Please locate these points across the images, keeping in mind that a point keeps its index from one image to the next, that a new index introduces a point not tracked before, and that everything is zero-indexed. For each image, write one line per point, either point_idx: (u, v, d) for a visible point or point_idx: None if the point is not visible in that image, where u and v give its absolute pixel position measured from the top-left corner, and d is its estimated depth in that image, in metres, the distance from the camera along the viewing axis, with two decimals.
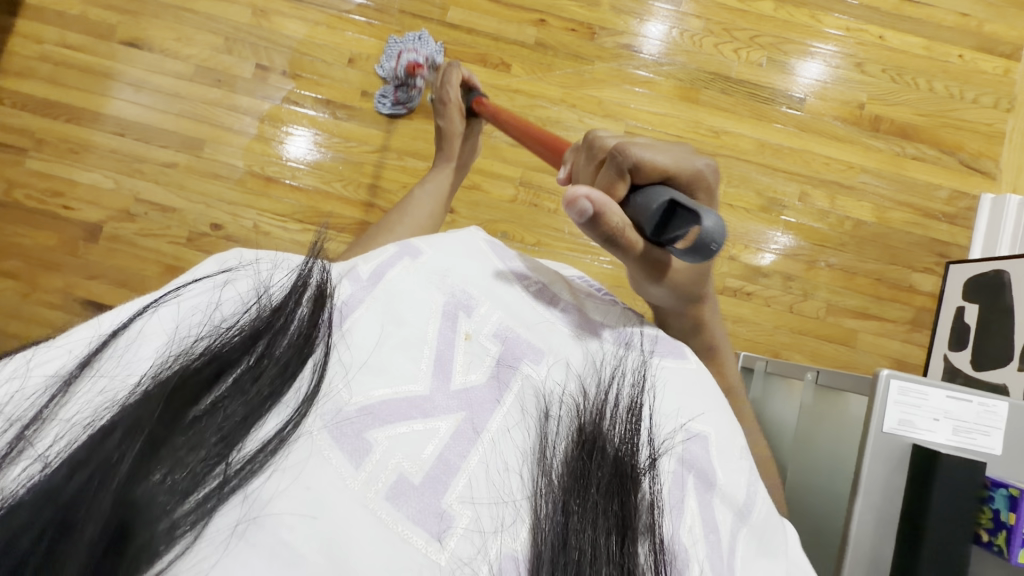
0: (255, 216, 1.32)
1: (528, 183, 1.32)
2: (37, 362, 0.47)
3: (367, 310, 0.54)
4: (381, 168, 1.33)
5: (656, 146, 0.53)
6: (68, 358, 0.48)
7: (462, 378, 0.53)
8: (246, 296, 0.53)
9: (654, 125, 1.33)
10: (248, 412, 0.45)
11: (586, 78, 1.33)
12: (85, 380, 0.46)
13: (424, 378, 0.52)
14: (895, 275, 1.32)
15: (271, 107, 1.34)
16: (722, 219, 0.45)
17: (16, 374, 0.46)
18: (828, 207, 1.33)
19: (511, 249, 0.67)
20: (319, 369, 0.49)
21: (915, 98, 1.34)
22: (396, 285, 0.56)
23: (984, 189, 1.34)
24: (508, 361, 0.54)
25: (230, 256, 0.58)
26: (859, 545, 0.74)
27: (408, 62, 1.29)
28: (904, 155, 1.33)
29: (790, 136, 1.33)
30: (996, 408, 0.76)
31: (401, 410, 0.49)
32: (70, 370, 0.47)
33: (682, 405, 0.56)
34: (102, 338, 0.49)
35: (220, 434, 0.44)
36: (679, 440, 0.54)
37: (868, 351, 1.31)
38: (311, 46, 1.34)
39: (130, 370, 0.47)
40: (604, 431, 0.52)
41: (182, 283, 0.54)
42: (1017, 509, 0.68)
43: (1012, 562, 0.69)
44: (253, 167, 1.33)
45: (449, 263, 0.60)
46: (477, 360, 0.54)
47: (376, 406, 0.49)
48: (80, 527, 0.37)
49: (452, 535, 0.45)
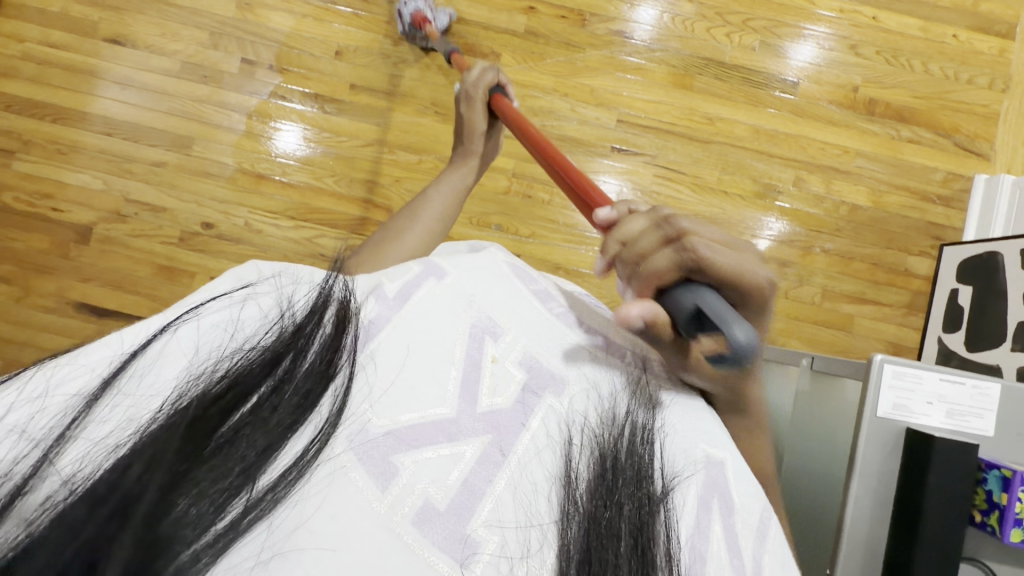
0: (247, 214, 1.31)
1: (521, 175, 1.31)
2: (57, 382, 0.47)
3: (393, 328, 0.56)
4: (373, 163, 1.32)
5: (723, 247, 0.46)
6: (90, 379, 0.48)
7: (488, 401, 0.55)
8: (268, 315, 0.54)
9: (648, 113, 1.32)
10: (268, 442, 0.45)
11: (578, 66, 1.32)
12: (108, 399, 0.46)
13: (452, 401, 0.54)
14: (891, 259, 1.32)
15: (259, 102, 1.32)
16: (755, 335, 0.38)
17: (38, 395, 0.46)
18: (823, 191, 1.32)
19: (531, 271, 0.70)
20: (342, 395, 0.50)
21: (910, 80, 1.33)
22: (421, 305, 0.59)
23: (980, 171, 1.34)
24: (531, 385, 0.57)
25: (247, 272, 0.60)
26: (855, 529, 0.76)
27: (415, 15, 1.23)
28: (899, 138, 1.33)
29: (785, 121, 1.32)
30: (989, 390, 0.76)
31: (428, 434, 0.51)
32: (91, 391, 0.47)
33: (694, 428, 0.57)
34: (124, 358, 0.49)
35: (244, 464, 0.43)
36: (700, 468, 0.55)
37: (865, 335, 1.32)
38: (299, 39, 1.32)
39: (153, 392, 0.47)
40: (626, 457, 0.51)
41: (202, 301, 0.55)
42: (1009, 489, 0.69)
43: (1005, 541, 0.70)
44: (244, 164, 1.32)
45: (473, 287, 0.63)
46: (503, 382, 0.57)
47: (403, 431, 0.51)
48: (103, 566, 0.35)
49: (477, 561, 0.46)
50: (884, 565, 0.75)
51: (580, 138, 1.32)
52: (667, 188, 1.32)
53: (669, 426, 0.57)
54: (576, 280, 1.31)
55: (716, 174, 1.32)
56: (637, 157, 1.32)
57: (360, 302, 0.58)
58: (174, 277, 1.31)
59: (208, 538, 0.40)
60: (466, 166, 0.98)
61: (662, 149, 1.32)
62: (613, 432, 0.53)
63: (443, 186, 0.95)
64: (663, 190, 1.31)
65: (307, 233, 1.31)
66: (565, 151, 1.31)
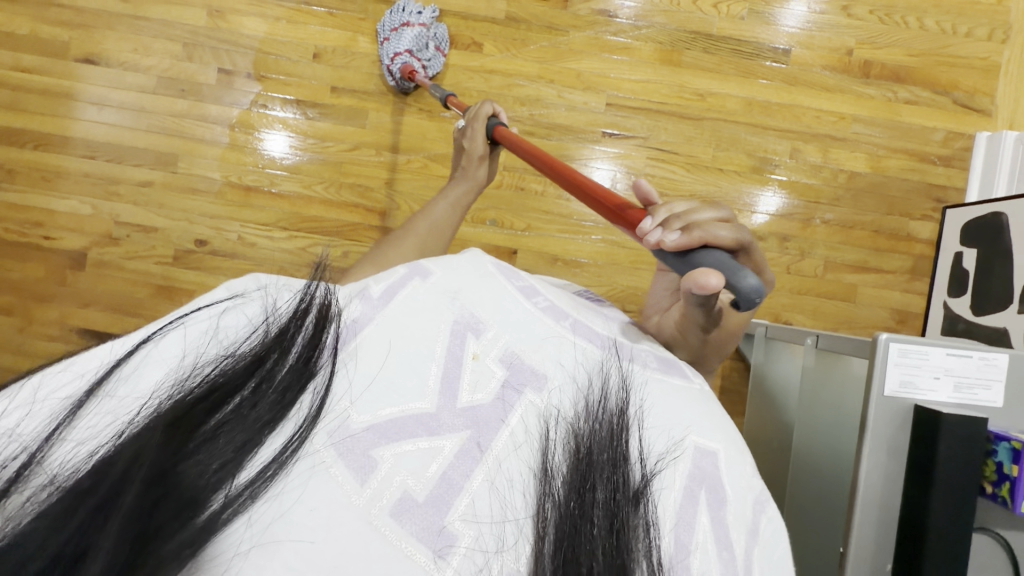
0: (239, 228, 1.30)
1: (511, 167, 1.29)
2: (47, 388, 0.48)
3: (376, 327, 0.56)
4: (360, 166, 1.29)
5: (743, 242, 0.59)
6: (76, 383, 0.49)
7: (469, 397, 0.53)
8: (250, 320, 0.54)
9: (638, 94, 1.29)
10: (247, 439, 0.45)
11: (562, 50, 1.28)
12: (94, 404, 0.47)
13: (432, 396, 0.53)
14: (893, 224, 1.30)
15: (240, 112, 1.29)
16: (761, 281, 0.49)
17: (29, 400, 0.47)
18: (821, 161, 1.29)
19: (517, 270, 0.67)
20: (322, 390, 0.50)
21: (905, 38, 1.28)
22: (407, 304, 0.58)
23: (981, 127, 1.29)
24: (515, 374, 0.55)
25: (239, 282, 0.59)
26: (867, 500, 0.76)
27: (404, 65, 1.22)
28: (896, 100, 1.29)
29: (778, 92, 1.29)
30: (996, 360, 0.75)
31: (407, 427, 0.50)
32: (76, 398, 0.47)
33: (679, 414, 0.56)
34: (111, 364, 0.50)
35: (222, 461, 0.43)
36: (690, 453, 0.53)
37: (869, 304, 1.31)
38: (274, 44, 1.28)
39: (138, 392, 0.48)
40: (605, 444, 0.50)
41: (190, 310, 0.55)
42: (1019, 461, 0.69)
43: (1016, 511, 0.70)
44: (231, 178, 1.30)
45: (459, 284, 0.62)
46: (483, 379, 0.55)
47: (385, 425, 0.50)
48: (86, 564, 0.37)
49: (454, 553, 0.45)
50: (897, 532, 0.76)
51: (569, 125, 1.29)
52: (661, 170, 1.29)
53: (655, 415, 0.55)
54: (574, 270, 1.30)
55: (710, 151, 1.29)
56: (630, 141, 1.29)
57: (344, 304, 0.57)
58: (173, 297, 1.31)
59: (184, 535, 0.39)
60: (467, 185, 0.95)
61: (654, 130, 1.29)
62: (588, 423, 0.51)
63: (449, 201, 0.94)
64: (658, 171, 1.29)
65: (301, 242, 1.30)
66: (554, 140, 1.29)
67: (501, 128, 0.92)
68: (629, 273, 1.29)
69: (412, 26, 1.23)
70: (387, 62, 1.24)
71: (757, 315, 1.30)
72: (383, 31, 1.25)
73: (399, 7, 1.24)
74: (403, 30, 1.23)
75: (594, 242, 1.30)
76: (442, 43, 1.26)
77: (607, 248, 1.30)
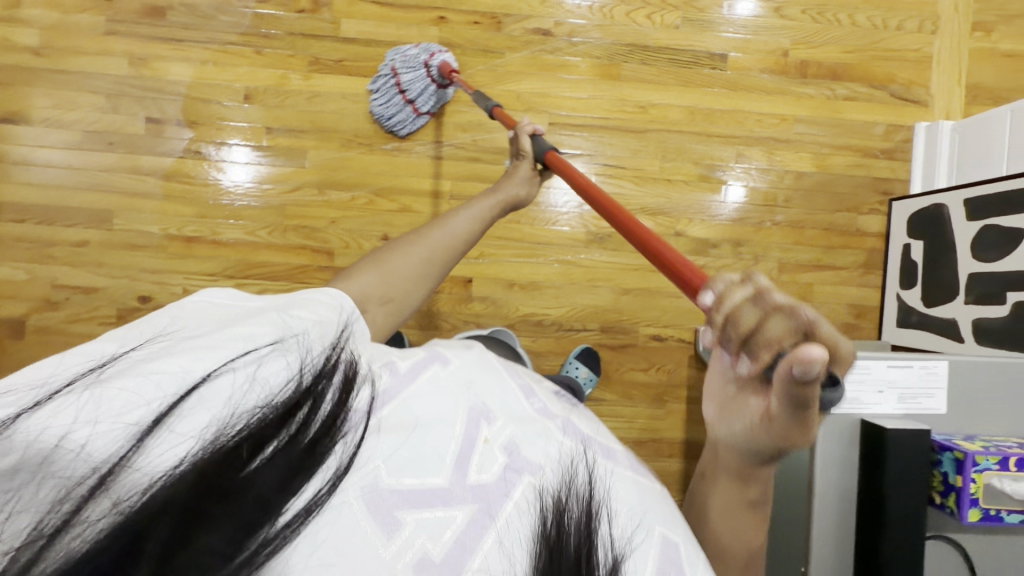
0: (183, 280, 1.26)
1: (459, 196, 1.26)
2: (102, 405, 0.33)
3: (408, 398, 0.42)
4: (304, 207, 1.26)
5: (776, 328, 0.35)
6: (148, 387, 0.35)
7: (477, 476, 0.38)
8: (294, 356, 0.40)
9: (580, 111, 1.27)
10: (279, 485, 0.31)
11: (500, 73, 1.26)
12: (157, 440, 0.32)
13: (448, 468, 0.38)
14: (843, 221, 1.30)
15: (173, 161, 1.25)
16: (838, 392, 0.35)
17: (78, 415, 0.33)
18: (767, 163, 1.29)
19: (520, 369, 0.55)
20: (354, 447, 0.35)
21: (839, 35, 1.29)
22: (435, 381, 0.45)
23: (919, 117, 1.30)
24: (517, 457, 0.40)
25: (293, 326, 0.45)
26: (823, 511, 0.76)
27: (438, 71, 1.18)
28: (836, 97, 1.30)
29: (718, 98, 1.28)
30: (936, 367, 0.75)
31: (424, 495, 0.36)
32: (140, 410, 0.33)
33: (635, 506, 0.41)
34: (190, 389, 0.35)
35: (257, 505, 0.29)
36: (653, 539, 0.39)
37: (827, 302, 1.30)
38: (203, 88, 1.25)
39: (196, 427, 0.33)
40: (589, 519, 0.35)
41: (261, 338, 0.42)
42: (963, 472, 0.68)
43: (963, 521, 0.69)
44: (170, 230, 1.26)
45: (484, 372, 0.49)
46: (488, 458, 0.39)
47: (421, 488, 0.36)
48: None
49: None
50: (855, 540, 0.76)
51: None
52: (608, 185, 1.28)
53: (614, 496, 0.40)
54: (531, 294, 1.28)
55: (657, 163, 1.28)
56: (576, 159, 1.28)
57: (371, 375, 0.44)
58: None
59: None
60: (501, 198, 0.91)
61: (598, 147, 1.28)
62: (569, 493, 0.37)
63: (470, 215, 0.85)
64: (607, 187, 1.28)
65: (250, 290, 1.26)
66: (499, 164, 1.27)
67: (551, 151, 0.95)
68: (586, 292, 1.28)
69: (393, 83, 1.22)
70: (436, 96, 1.22)
71: None
72: (414, 120, 1.24)
73: (374, 102, 1.24)
74: (405, 92, 1.21)
75: (550, 263, 1.28)
76: (399, 54, 1.21)
77: (564, 269, 1.28)
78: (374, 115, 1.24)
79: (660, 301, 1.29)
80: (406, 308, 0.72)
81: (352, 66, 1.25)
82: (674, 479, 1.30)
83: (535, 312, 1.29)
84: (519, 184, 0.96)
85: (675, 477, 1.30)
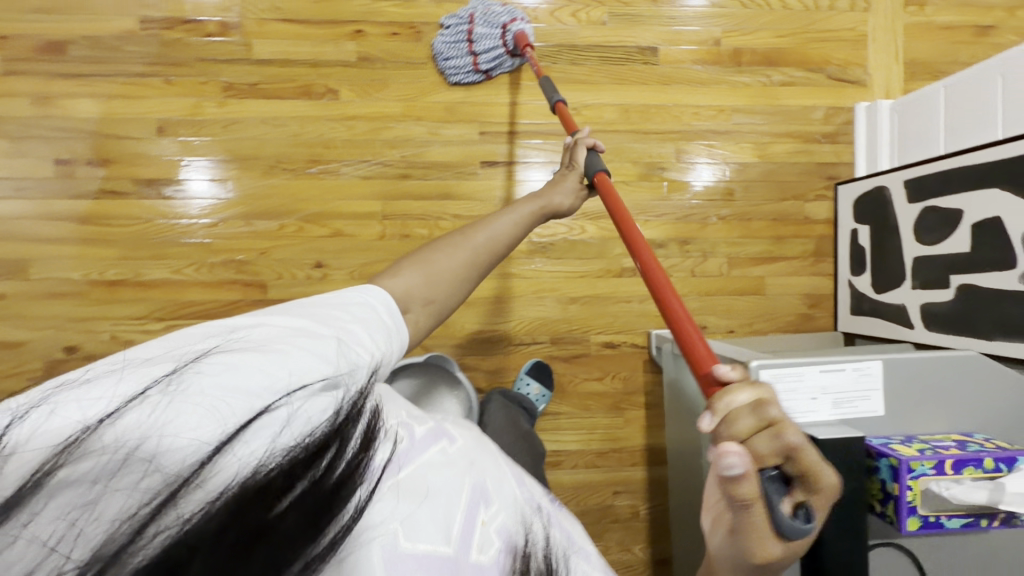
0: (110, 326, 1.20)
1: (392, 216, 1.21)
2: (167, 414, 0.33)
3: (420, 467, 0.45)
4: (231, 239, 1.21)
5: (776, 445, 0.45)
6: (222, 406, 0.34)
7: (475, 557, 0.42)
8: (338, 397, 0.39)
9: (511, 117, 1.23)
10: (306, 524, 0.32)
11: (425, 84, 1.21)
12: (223, 457, 0.31)
13: (451, 540, 0.41)
14: (789, 210, 1.27)
15: (89, 203, 1.19)
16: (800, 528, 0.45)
17: (150, 418, 0.32)
18: (708, 157, 1.26)
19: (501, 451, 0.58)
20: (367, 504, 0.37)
21: (770, 20, 1.25)
22: (443, 457, 0.48)
23: (859, 98, 1.27)
24: (510, 542, 0.45)
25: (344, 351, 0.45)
26: None
27: (516, 36, 1.14)
28: (772, 84, 1.26)
29: (652, 93, 1.24)
30: (871, 369, 0.72)
31: (434, 562, 0.39)
32: (213, 425, 0.33)
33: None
34: (252, 412, 0.34)
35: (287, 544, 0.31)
36: None
37: (780, 294, 1.27)
38: (115, 124, 1.19)
39: (253, 449, 0.32)
40: None
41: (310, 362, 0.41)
42: (899, 480, 0.65)
43: (903, 531, 0.66)
44: (91, 275, 1.20)
45: (481, 455, 0.53)
46: (484, 539, 0.44)
47: (426, 554, 0.39)
48: None
49: None
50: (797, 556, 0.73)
51: (445, 161, 1.22)
52: None
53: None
54: (476, 311, 1.24)
55: None
56: (513, 167, 1.23)
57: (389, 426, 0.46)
58: None
59: None
60: (541, 203, 0.84)
61: (533, 153, 1.23)
62: None
63: (511, 217, 0.78)
64: None
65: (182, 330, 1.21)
66: (432, 179, 1.21)
67: (598, 173, 0.90)
68: (533, 304, 1.24)
69: (470, 35, 1.16)
70: (501, 60, 1.17)
71: None
72: (469, 73, 1.19)
73: (441, 49, 1.18)
74: (473, 42, 1.16)
75: (493, 278, 1.24)
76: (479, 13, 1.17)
77: (508, 282, 1.24)
78: (434, 51, 1.19)
79: (609, 307, 1.25)
80: (445, 311, 0.66)
81: (269, 89, 1.20)
82: (639, 488, 1.26)
83: (482, 329, 1.24)
84: (560, 197, 0.89)
85: (641, 486, 1.26)
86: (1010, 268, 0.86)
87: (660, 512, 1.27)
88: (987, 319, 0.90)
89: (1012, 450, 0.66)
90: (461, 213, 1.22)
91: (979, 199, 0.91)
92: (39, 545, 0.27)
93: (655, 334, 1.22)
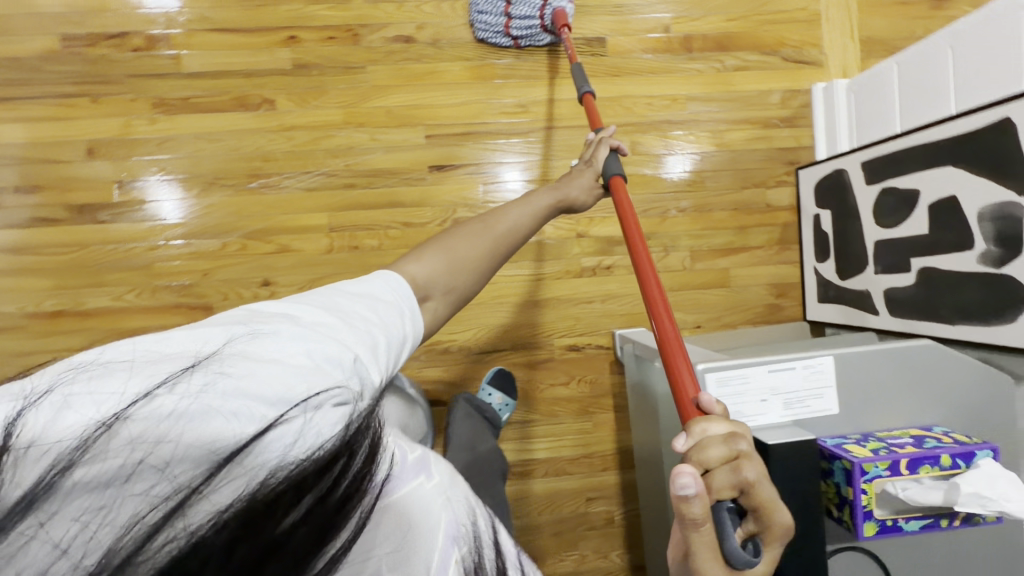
0: (51, 360, 1.15)
1: (340, 227, 1.17)
2: (178, 410, 0.30)
3: (395, 497, 0.35)
4: (173, 261, 1.16)
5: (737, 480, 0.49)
6: (240, 409, 0.33)
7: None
8: (351, 406, 0.36)
9: (457, 118, 1.18)
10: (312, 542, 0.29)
11: (365, 89, 1.17)
12: (236, 463, 0.29)
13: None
14: (751, 198, 1.23)
15: (20, 232, 1.14)
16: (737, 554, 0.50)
17: (158, 413, 0.30)
18: (665, 148, 1.22)
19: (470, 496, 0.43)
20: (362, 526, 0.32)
21: (719, 3, 1.22)
22: (423, 488, 0.38)
23: (815, 79, 1.24)
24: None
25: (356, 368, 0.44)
26: None
27: (556, 12, 1.11)
28: (725, 69, 1.22)
29: (602, 86, 1.20)
30: (821, 365, 0.68)
31: None
32: (225, 426, 0.30)
33: None
34: (266, 420, 0.33)
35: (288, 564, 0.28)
36: None
37: (746, 285, 1.24)
38: (43, 148, 1.14)
39: (265, 457, 0.30)
40: None
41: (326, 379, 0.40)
42: (853, 484, 0.61)
43: (860, 537, 0.62)
44: (27, 307, 1.14)
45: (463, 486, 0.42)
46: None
47: None
48: None
49: None
50: None
51: (391, 168, 1.17)
52: (499, 194, 1.19)
53: None
54: None
55: (549, 163, 1.20)
56: (463, 170, 1.18)
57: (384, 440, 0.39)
58: None
59: None
60: (558, 196, 0.83)
61: (483, 154, 1.19)
62: None
63: (528, 207, 0.79)
64: (499, 196, 1.19)
65: None
66: (378, 187, 1.17)
67: (614, 176, 0.88)
68: (492, 310, 1.20)
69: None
70: (534, 32, 1.15)
71: (635, 323, 1.22)
72: (498, 33, 1.16)
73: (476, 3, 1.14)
74: (511, 4, 1.12)
75: None
76: None
77: None
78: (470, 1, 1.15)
79: (571, 309, 1.21)
80: (467, 296, 0.69)
81: (202, 103, 1.15)
82: (613, 493, 1.22)
83: (441, 340, 1.20)
84: (579, 190, 0.88)
85: (615, 491, 1.22)
86: (969, 249, 0.82)
87: (636, 517, 1.23)
88: (948, 303, 0.86)
89: (969, 444, 0.62)
90: (411, 220, 1.17)
91: (935, 178, 0.87)
92: (51, 548, 0.25)
93: (618, 334, 1.19)
